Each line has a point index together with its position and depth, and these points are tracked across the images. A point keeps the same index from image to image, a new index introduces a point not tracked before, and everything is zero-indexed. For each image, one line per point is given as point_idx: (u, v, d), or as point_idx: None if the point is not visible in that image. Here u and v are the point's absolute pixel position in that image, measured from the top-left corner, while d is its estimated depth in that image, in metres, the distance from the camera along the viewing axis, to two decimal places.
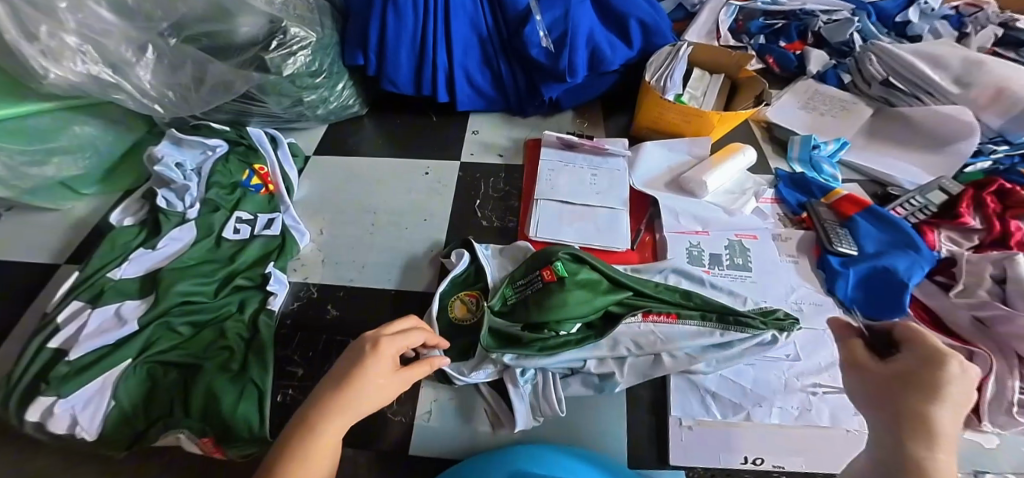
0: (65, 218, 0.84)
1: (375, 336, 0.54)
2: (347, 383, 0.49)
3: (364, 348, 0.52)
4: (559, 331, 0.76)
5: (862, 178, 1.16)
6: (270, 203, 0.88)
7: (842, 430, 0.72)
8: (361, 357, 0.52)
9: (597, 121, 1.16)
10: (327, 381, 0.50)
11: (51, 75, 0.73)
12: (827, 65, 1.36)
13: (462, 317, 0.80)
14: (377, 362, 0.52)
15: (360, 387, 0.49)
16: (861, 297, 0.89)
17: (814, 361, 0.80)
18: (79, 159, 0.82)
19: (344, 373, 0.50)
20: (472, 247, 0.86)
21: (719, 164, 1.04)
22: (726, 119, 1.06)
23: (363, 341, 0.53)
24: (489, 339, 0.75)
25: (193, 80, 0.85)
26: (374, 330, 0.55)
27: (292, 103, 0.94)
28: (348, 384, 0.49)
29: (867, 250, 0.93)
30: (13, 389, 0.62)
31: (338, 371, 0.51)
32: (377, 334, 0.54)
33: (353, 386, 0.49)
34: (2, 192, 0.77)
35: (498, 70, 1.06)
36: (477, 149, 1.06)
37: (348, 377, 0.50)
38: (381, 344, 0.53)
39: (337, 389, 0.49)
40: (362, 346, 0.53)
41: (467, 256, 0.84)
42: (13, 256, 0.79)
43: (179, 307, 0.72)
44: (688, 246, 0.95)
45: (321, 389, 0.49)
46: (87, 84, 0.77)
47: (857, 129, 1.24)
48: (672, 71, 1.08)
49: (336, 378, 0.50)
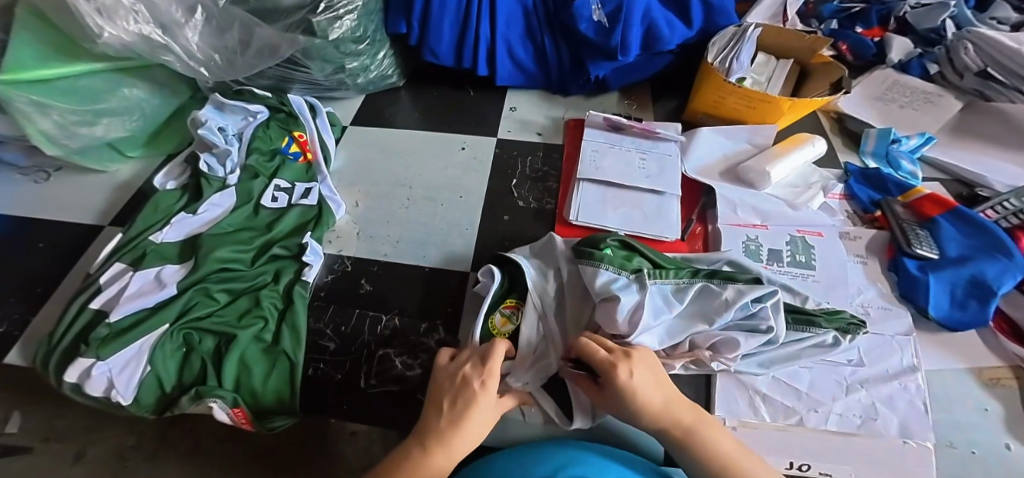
0: (112, 179, 0.87)
1: (477, 371, 0.55)
2: (463, 419, 0.51)
3: (473, 388, 0.54)
4: (664, 298, 0.70)
5: (946, 178, 1.03)
6: (308, 173, 0.87)
7: (902, 442, 0.67)
8: (472, 396, 0.53)
9: (645, 103, 1.09)
10: (439, 412, 0.52)
11: (105, 34, 0.73)
12: (910, 53, 1.23)
13: (507, 333, 0.71)
14: (484, 399, 0.53)
15: (476, 423, 0.52)
16: (941, 305, 0.80)
17: (878, 368, 0.74)
18: (126, 121, 0.83)
19: (460, 409, 0.52)
20: (505, 262, 0.77)
21: (784, 154, 0.96)
22: (796, 106, 0.98)
23: (468, 379, 0.54)
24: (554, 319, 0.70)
25: (239, 43, 0.84)
26: (474, 365, 0.56)
27: (334, 70, 0.94)
28: (466, 423, 0.51)
29: (948, 254, 0.83)
30: (56, 345, 0.64)
31: (450, 404, 0.53)
32: (479, 369, 0.55)
33: (468, 422, 0.52)
34: (52, 150, 0.79)
35: (543, 42, 1.01)
36: (516, 126, 1.02)
37: (464, 415, 0.52)
38: (488, 382, 0.54)
39: (452, 421, 0.51)
40: (470, 383, 0.54)
41: (498, 272, 0.76)
42: (60, 216, 0.82)
43: (215, 275, 0.71)
44: (744, 240, 0.87)
45: (432, 416, 0.52)
46: (139, 45, 0.76)
47: (942, 123, 1.11)
48: (739, 52, 1.00)
49: (451, 410, 0.52)
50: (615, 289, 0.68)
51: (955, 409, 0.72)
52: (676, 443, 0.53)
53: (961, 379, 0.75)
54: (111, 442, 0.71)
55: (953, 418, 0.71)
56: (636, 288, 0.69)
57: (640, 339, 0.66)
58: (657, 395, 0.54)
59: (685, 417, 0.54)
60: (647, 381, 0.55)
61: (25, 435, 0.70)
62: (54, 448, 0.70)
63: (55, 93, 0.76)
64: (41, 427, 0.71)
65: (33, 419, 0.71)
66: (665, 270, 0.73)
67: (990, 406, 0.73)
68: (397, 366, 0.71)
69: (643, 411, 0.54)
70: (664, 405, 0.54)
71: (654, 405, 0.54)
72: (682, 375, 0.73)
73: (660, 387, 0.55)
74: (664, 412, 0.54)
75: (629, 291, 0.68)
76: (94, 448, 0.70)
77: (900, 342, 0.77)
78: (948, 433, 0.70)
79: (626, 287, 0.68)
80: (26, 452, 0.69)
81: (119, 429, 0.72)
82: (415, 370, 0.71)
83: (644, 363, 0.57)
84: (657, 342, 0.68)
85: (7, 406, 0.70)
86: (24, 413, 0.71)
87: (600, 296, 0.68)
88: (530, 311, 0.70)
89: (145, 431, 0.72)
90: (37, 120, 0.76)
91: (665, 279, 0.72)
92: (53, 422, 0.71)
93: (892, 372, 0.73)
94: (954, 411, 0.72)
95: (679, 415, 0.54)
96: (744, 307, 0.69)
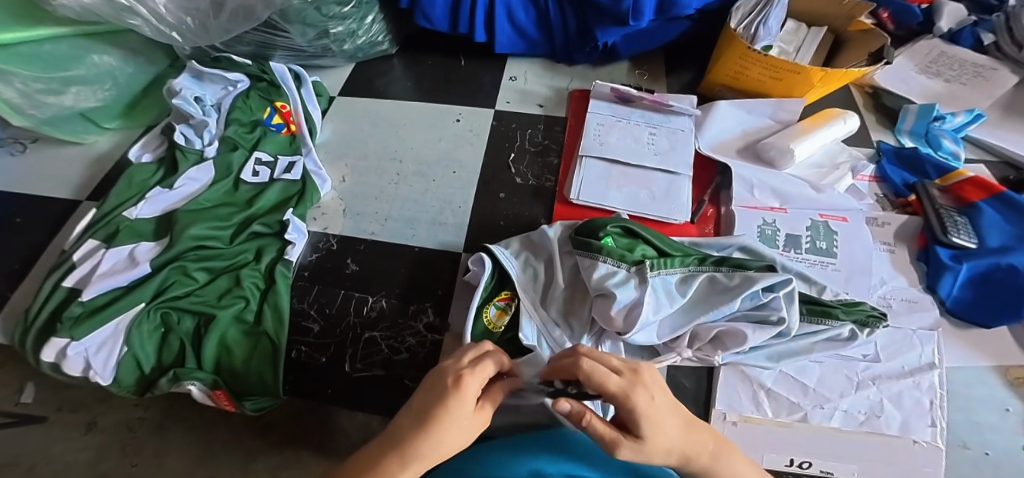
0: (89, 152, 0.86)
1: (455, 369, 0.40)
2: (429, 422, 0.37)
3: (445, 384, 0.39)
4: (663, 289, 0.65)
5: (991, 159, 0.94)
6: (292, 145, 0.84)
7: (910, 441, 0.62)
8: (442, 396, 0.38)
9: (657, 74, 1.02)
10: (409, 416, 0.38)
11: None
12: (964, 21, 1.10)
13: (505, 329, 0.66)
14: (460, 405, 0.38)
15: (447, 430, 0.37)
16: (971, 300, 0.73)
17: (897, 364, 0.68)
18: (97, 91, 0.82)
19: (426, 409, 0.38)
20: (491, 250, 0.71)
21: (812, 131, 0.87)
22: (829, 78, 0.89)
23: (444, 373, 0.40)
24: (549, 312, 0.67)
25: (211, 5, 0.78)
26: (454, 360, 0.42)
27: (316, 36, 0.88)
28: (433, 431, 0.37)
29: (989, 244, 0.75)
30: (30, 326, 0.62)
31: (419, 402, 0.39)
32: (457, 365, 0.41)
33: (438, 431, 0.37)
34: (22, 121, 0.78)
35: (545, 5, 0.94)
36: (514, 97, 0.96)
37: (431, 418, 0.37)
38: (464, 381, 0.39)
39: (419, 426, 0.37)
40: (442, 379, 0.39)
41: (488, 261, 0.70)
42: (39, 190, 0.81)
43: (191, 252, 0.68)
44: (760, 224, 0.80)
45: (404, 422, 0.38)
46: (99, 6, 0.73)
47: (994, 99, 1.00)
48: (766, 17, 0.90)
49: (417, 409, 0.38)
50: (611, 286, 0.64)
51: (977, 411, 0.67)
52: (700, 475, 0.44)
53: (984, 377, 0.69)
54: (117, 412, 0.70)
55: (969, 415, 0.66)
56: (635, 284, 0.64)
57: (636, 338, 0.63)
58: (677, 426, 0.42)
59: (708, 443, 0.44)
60: (664, 403, 0.42)
61: (34, 406, 0.70)
62: (65, 419, 0.69)
63: (17, 59, 0.73)
64: (51, 399, 0.70)
65: (46, 391, 0.71)
66: (670, 258, 0.68)
67: (1012, 406, 0.67)
68: (384, 350, 0.68)
69: (667, 445, 0.41)
70: (687, 434, 0.42)
71: (677, 436, 0.42)
72: (684, 367, 0.69)
73: (679, 411, 0.43)
74: (688, 444, 0.42)
75: (626, 287, 0.64)
76: (105, 418, 0.69)
77: (920, 337, 0.70)
78: (961, 432, 0.65)
79: (624, 283, 0.64)
80: (39, 422, 0.69)
81: (126, 401, 0.70)
82: (403, 354, 0.68)
83: (661, 380, 0.43)
84: (657, 336, 0.64)
85: (21, 380, 0.71)
86: (37, 385, 0.71)
87: (596, 292, 0.65)
88: (531, 308, 0.67)
89: (151, 403, 0.70)
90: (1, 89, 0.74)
91: (670, 269, 0.67)
92: (65, 394, 0.70)
93: (916, 366, 0.67)
94: (971, 408, 0.67)
95: (698, 445, 0.43)
96: (752, 296, 0.64)
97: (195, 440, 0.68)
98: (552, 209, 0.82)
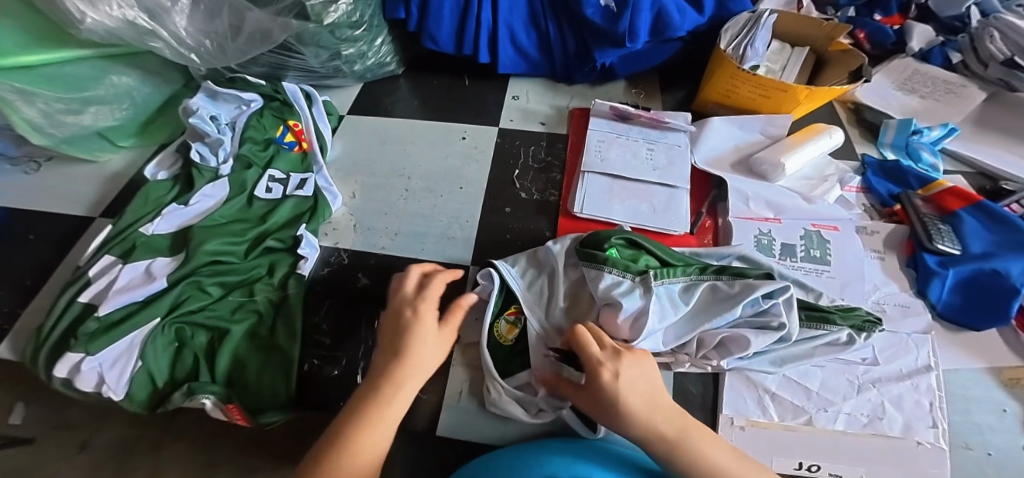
0: (103, 170, 0.87)
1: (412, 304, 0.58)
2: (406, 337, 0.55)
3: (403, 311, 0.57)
4: (665, 295, 0.67)
5: (968, 171, 0.99)
6: (304, 163, 0.85)
7: (914, 442, 0.64)
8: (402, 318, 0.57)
9: (653, 92, 1.06)
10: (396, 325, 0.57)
11: (87, 20, 0.71)
12: (933, 41, 1.16)
13: (515, 342, 0.68)
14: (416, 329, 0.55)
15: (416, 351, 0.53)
16: (960, 304, 0.76)
17: (892, 367, 0.70)
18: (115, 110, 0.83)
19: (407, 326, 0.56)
20: (497, 265, 0.72)
21: (799, 145, 0.91)
22: (814, 95, 0.93)
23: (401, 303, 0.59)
24: (562, 323, 0.69)
25: (230, 29, 0.82)
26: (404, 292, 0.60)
27: (329, 57, 0.91)
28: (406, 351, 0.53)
29: (971, 250, 0.79)
30: (44, 340, 0.62)
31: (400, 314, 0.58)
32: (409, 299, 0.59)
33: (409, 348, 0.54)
34: (39, 139, 0.79)
35: (546, 28, 0.98)
36: (517, 115, 0.99)
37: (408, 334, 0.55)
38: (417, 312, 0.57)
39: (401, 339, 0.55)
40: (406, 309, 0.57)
41: (496, 277, 0.71)
42: (45, 208, 0.81)
43: (207, 267, 0.69)
44: (756, 234, 0.83)
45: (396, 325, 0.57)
46: (124, 30, 0.75)
47: (967, 115, 1.06)
48: (753, 39, 0.94)
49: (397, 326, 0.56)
50: (618, 295, 0.66)
51: (974, 411, 0.69)
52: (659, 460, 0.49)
53: (978, 379, 0.72)
54: (122, 428, 0.69)
55: (968, 417, 0.69)
56: (640, 293, 0.66)
57: (643, 345, 0.64)
58: (644, 403, 0.50)
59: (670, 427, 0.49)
60: (631, 379, 0.52)
61: (25, 427, 0.68)
62: (60, 437, 0.68)
63: (39, 81, 0.74)
64: (48, 418, 0.69)
65: (37, 410, 0.69)
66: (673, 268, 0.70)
67: (1008, 407, 0.70)
68: None
69: (629, 417, 0.49)
70: (649, 413, 0.50)
71: (639, 411, 0.50)
72: (691, 373, 0.71)
73: (654, 394, 0.52)
74: (648, 422, 0.49)
75: (632, 296, 0.66)
76: (98, 437, 0.69)
77: (916, 341, 0.73)
78: (962, 433, 0.67)
79: (629, 292, 0.66)
80: (27, 443, 0.68)
81: (132, 417, 0.70)
82: None
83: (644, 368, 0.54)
84: (662, 344, 0.66)
85: (9, 401, 0.69)
86: (27, 405, 0.70)
87: (604, 302, 0.67)
88: (538, 323, 0.68)
89: (150, 421, 0.69)
90: (22, 109, 0.75)
91: (673, 278, 0.68)
92: (65, 413, 0.70)
93: (910, 369, 0.70)
94: (969, 410, 0.69)
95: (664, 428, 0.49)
96: (753, 303, 0.66)
97: (200, 455, 0.67)
98: (556, 223, 0.84)
